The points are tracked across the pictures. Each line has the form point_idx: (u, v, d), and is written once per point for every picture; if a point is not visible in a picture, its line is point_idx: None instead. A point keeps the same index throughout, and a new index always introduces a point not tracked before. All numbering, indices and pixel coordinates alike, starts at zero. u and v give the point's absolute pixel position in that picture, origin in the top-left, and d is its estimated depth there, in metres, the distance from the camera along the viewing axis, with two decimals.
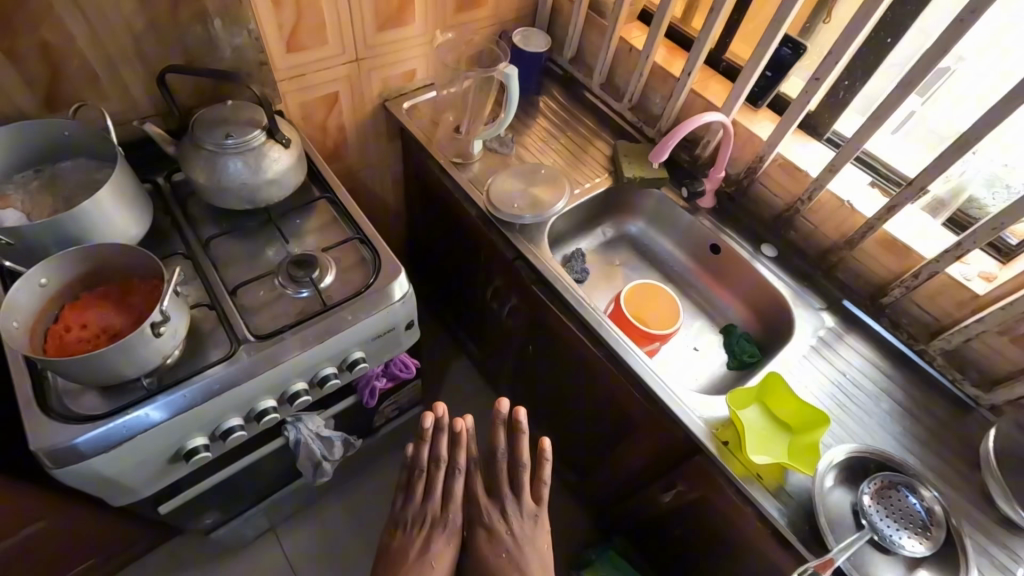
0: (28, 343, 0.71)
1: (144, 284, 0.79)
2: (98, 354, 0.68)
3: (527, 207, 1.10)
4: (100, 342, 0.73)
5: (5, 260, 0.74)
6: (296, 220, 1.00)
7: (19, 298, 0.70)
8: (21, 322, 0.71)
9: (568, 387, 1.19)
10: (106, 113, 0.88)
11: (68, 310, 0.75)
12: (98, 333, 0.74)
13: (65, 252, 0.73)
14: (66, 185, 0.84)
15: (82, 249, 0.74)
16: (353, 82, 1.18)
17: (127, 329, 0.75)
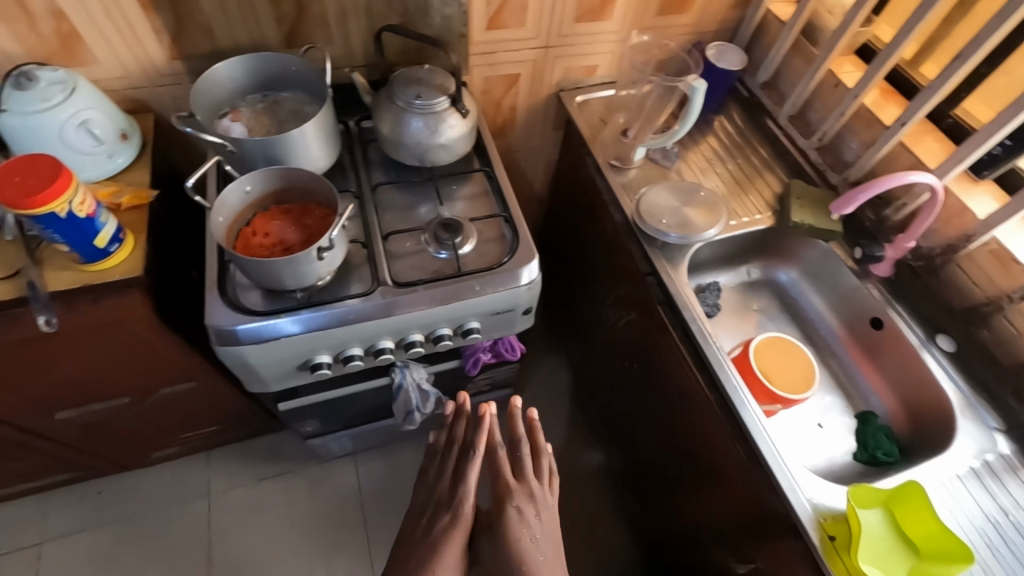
0: (224, 237, 0.84)
1: (319, 211, 0.89)
2: (272, 262, 0.79)
3: (675, 226, 1.05)
4: (275, 251, 0.84)
5: (226, 164, 0.88)
6: (453, 185, 1.06)
7: (228, 199, 0.83)
8: (224, 217, 0.84)
9: (663, 418, 1.14)
10: (327, 56, 0.99)
11: (258, 217, 0.87)
12: (275, 243, 0.85)
13: (269, 168, 0.84)
14: (282, 112, 0.97)
15: (282, 169, 0.85)
16: (537, 67, 1.21)
17: (297, 245, 0.85)
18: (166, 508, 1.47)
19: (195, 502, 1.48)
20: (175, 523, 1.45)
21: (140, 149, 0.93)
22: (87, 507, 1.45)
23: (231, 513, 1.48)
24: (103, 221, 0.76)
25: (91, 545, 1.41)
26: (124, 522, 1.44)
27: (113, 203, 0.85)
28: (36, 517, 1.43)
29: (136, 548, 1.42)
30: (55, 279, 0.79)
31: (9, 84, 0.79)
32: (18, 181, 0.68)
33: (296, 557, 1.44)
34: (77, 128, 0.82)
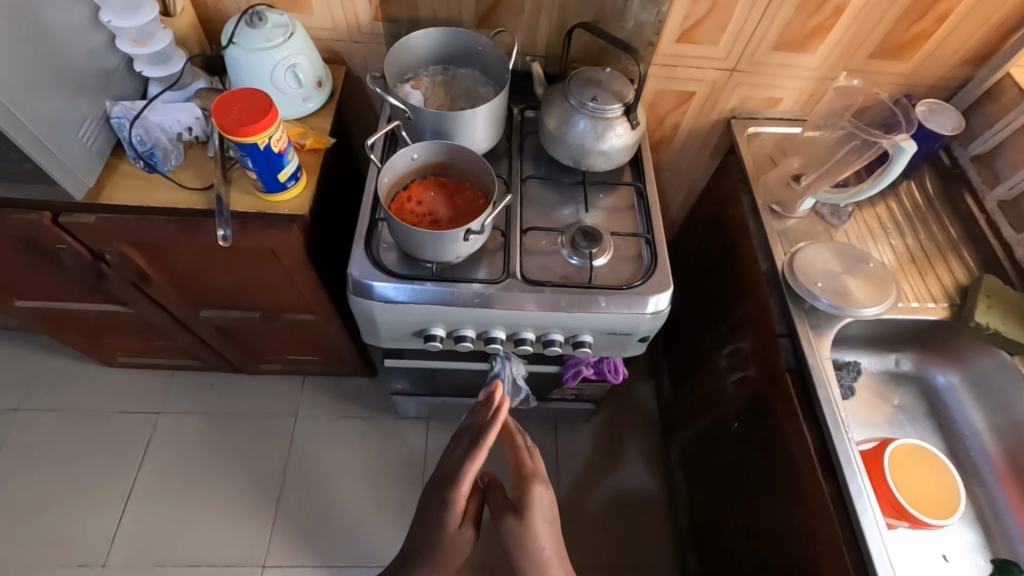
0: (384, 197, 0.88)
1: (471, 193, 0.91)
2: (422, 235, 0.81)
3: (830, 294, 0.95)
4: (423, 221, 0.88)
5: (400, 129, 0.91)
6: (600, 194, 1.04)
7: (397, 163, 0.87)
8: (388, 179, 0.88)
9: (761, 490, 1.05)
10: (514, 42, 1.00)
11: (415, 185, 0.91)
12: (425, 214, 0.89)
13: (439, 142, 0.87)
14: (458, 88, 1.00)
15: (452, 145, 0.87)
16: (716, 89, 1.14)
17: (446, 221, 0.88)
18: (259, 416, 1.63)
19: (284, 419, 1.63)
20: (264, 432, 1.61)
21: (328, 97, 1.00)
22: (198, 395, 1.64)
23: (311, 438, 1.61)
24: (290, 160, 0.83)
25: (195, 429, 1.60)
26: (225, 417, 1.62)
27: (299, 143, 0.92)
28: (160, 390, 1.65)
29: (228, 443, 1.59)
30: (238, 201, 0.88)
31: (244, 20, 0.87)
32: (236, 113, 0.75)
33: (357, 496, 1.54)
34: (286, 71, 0.90)
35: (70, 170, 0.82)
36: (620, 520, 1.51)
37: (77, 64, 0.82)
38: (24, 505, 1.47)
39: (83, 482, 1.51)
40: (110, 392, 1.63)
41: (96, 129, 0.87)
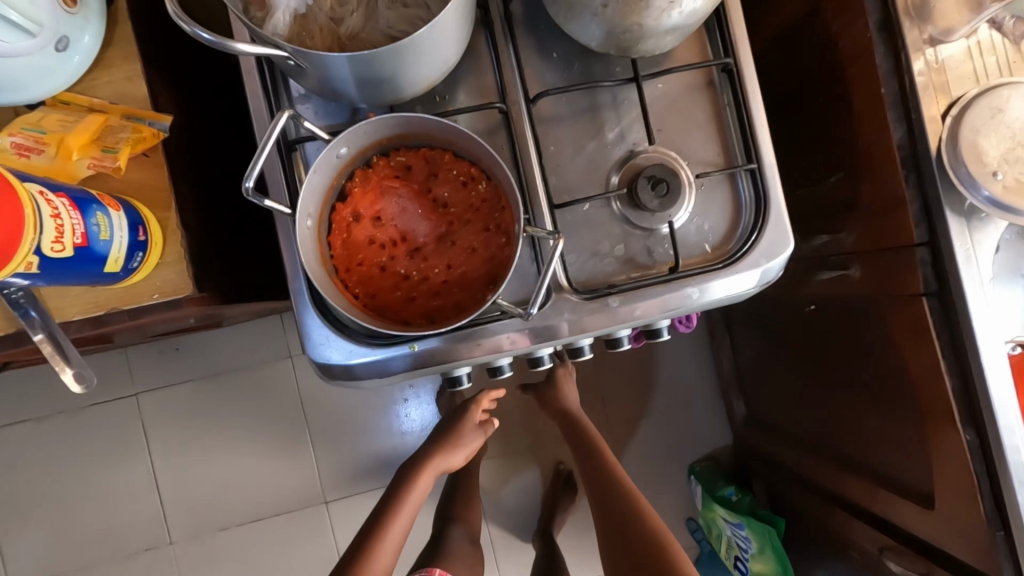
0: (315, 243, 0.49)
1: (456, 170, 0.51)
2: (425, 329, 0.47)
3: (1013, 190, 0.64)
4: (399, 256, 0.51)
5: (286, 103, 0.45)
6: (659, 84, 0.61)
7: (314, 178, 0.46)
8: (312, 214, 0.48)
9: (854, 391, 0.92)
10: None
11: (358, 188, 0.50)
12: (396, 239, 0.52)
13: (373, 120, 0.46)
14: None
15: (403, 119, 0.47)
16: None
17: (433, 248, 0.52)
18: (249, 367, 1.41)
19: (278, 362, 1.42)
20: (262, 382, 1.41)
21: (106, 10, 0.49)
22: (168, 363, 1.39)
23: (314, 373, 1.42)
24: (107, 239, 0.42)
25: (186, 398, 1.40)
26: (211, 378, 1.40)
27: (107, 169, 0.47)
28: (121, 367, 1.39)
29: (229, 402, 1.41)
30: (59, 304, 0.49)
31: None
32: None
33: (388, 417, 1.44)
34: None
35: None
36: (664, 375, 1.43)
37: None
38: (50, 515, 1.38)
39: (97, 479, 1.39)
40: (65, 386, 1.38)
41: None
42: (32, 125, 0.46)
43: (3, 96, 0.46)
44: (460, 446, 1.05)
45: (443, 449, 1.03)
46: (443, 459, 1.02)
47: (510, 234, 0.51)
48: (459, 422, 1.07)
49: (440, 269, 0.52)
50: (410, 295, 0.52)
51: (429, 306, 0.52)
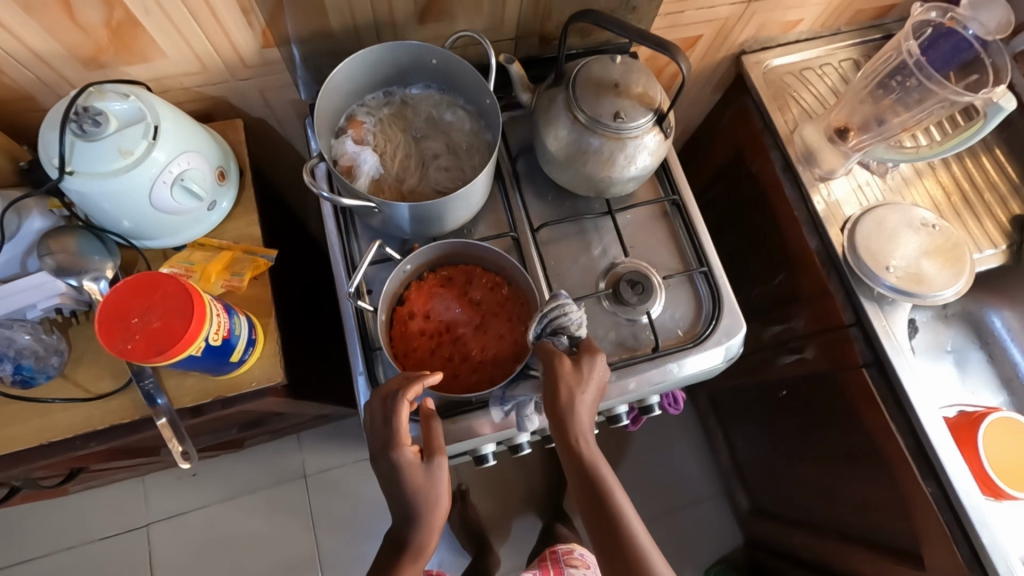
0: (384, 332, 0.68)
1: (487, 279, 0.72)
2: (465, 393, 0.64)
3: (904, 278, 0.84)
4: (443, 342, 0.69)
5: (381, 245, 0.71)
6: (628, 213, 0.82)
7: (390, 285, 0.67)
8: (383, 312, 0.67)
9: (835, 465, 1.01)
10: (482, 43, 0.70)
11: (414, 293, 0.70)
12: (442, 329, 0.70)
13: (420, 251, 0.68)
14: (417, 125, 0.73)
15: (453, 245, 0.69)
16: (727, 24, 0.90)
17: (470, 334, 0.70)
18: (264, 489, 1.44)
19: (293, 483, 1.45)
20: (275, 505, 1.43)
21: (238, 183, 0.69)
22: (186, 489, 1.43)
23: (328, 493, 1.45)
24: (240, 334, 0.57)
25: (198, 526, 1.40)
26: (226, 502, 1.42)
27: (234, 287, 0.63)
28: (139, 496, 1.42)
29: (241, 528, 1.41)
30: (178, 393, 0.62)
31: (69, 128, 0.53)
32: (139, 324, 0.47)
33: None
34: (171, 185, 0.58)
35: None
36: (667, 476, 1.49)
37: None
38: None
39: None
40: (80, 518, 1.38)
41: None
42: (184, 259, 0.64)
43: (164, 240, 0.64)
44: (443, 492, 0.60)
45: (420, 526, 0.60)
46: (431, 534, 0.61)
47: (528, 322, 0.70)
48: (422, 495, 0.60)
49: (475, 351, 0.69)
50: (454, 370, 0.68)
51: (467, 379, 0.68)
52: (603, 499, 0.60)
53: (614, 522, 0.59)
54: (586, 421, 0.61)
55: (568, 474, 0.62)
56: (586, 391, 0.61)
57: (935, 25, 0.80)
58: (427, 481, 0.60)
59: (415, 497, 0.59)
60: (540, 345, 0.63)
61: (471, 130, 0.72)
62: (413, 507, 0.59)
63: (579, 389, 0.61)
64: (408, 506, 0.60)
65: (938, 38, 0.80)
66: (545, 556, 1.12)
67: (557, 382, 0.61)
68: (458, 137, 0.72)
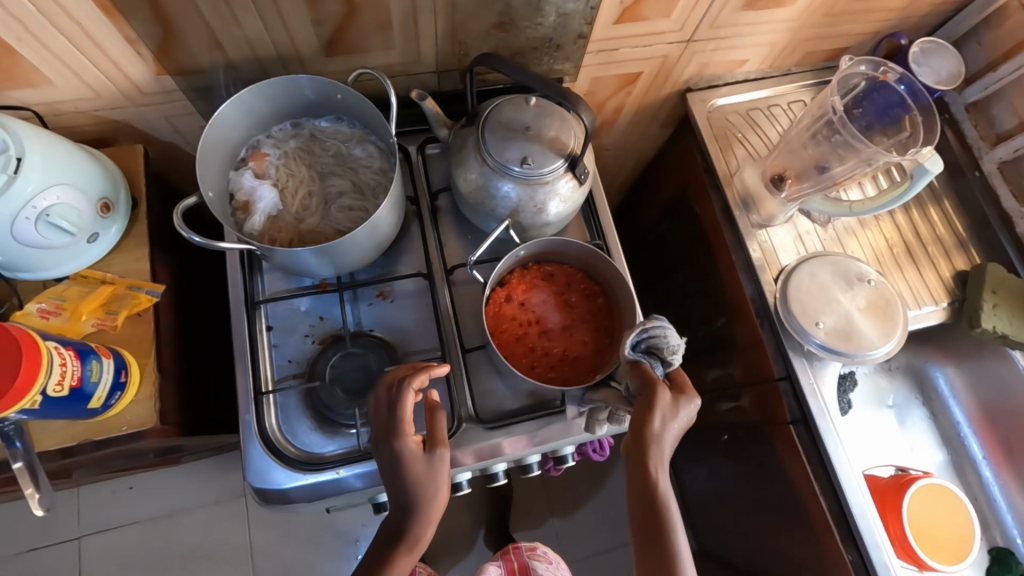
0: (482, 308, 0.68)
1: (586, 285, 0.72)
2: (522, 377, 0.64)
3: (833, 334, 0.81)
4: (531, 333, 0.69)
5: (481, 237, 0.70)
6: None
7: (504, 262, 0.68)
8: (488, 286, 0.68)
9: (769, 520, 0.98)
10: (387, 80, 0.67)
11: (516, 279, 0.71)
12: (533, 321, 0.70)
13: (523, 245, 0.69)
14: (324, 161, 0.70)
15: (561, 242, 0.69)
16: (667, 63, 0.88)
17: (558, 334, 0.70)
18: (202, 506, 1.41)
19: (232, 502, 1.42)
20: (212, 523, 1.40)
21: (129, 214, 0.66)
22: (122, 503, 1.39)
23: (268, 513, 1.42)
24: (97, 381, 0.55)
25: (132, 542, 1.37)
26: (163, 519, 1.39)
27: (107, 326, 0.61)
28: (72, 510, 1.39)
29: (176, 546, 1.38)
30: (43, 435, 0.59)
31: None
32: None
33: (338, 560, 1.40)
34: (35, 222, 0.56)
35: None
36: None
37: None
38: None
39: None
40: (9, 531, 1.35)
41: None
42: (57, 295, 0.61)
43: (39, 273, 0.62)
44: (442, 483, 0.59)
45: (424, 515, 0.59)
46: (429, 525, 0.60)
47: (617, 337, 0.70)
48: (421, 486, 0.58)
49: (558, 350, 0.69)
50: (532, 363, 0.68)
51: (544, 374, 0.68)
52: (662, 533, 0.56)
53: (666, 556, 0.55)
54: (667, 453, 0.56)
55: (632, 497, 0.57)
56: (676, 423, 0.56)
57: (868, 79, 0.80)
58: (428, 472, 0.59)
59: (416, 484, 0.58)
60: (637, 365, 0.58)
61: (379, 168, 0.70)
62: (410, 498, 0.58)
63: (671, 420, 0.55)
64: (409, 494, 0.58)
65: (872, 92, 0.81)
66: (507, 548, 1.02)
67: (649, 412, 0.55)
68: (365, 175, 0.69)
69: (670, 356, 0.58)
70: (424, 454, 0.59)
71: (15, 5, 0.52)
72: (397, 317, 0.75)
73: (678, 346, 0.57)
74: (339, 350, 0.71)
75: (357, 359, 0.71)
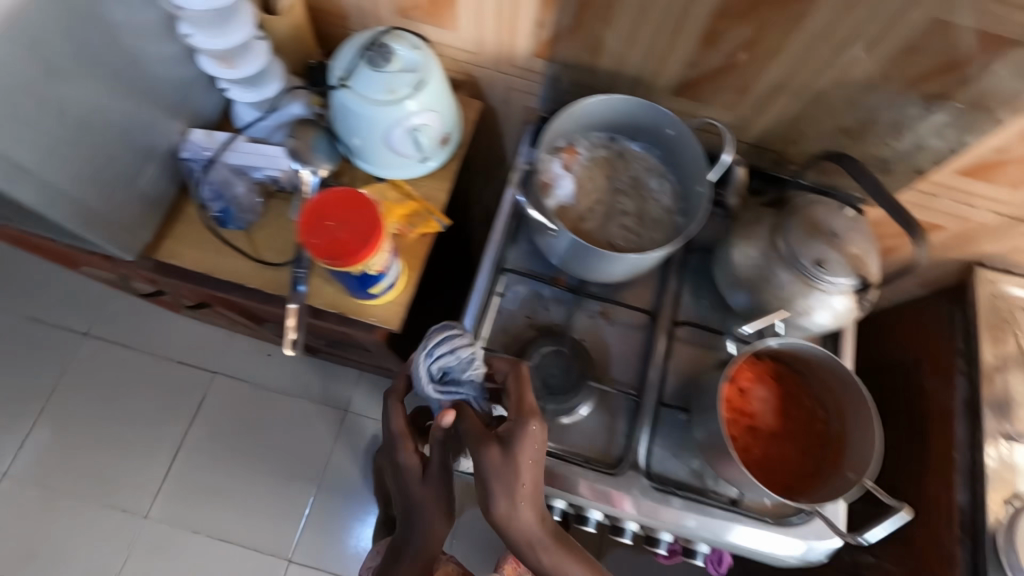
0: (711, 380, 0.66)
1: (811, 404, 0.68)
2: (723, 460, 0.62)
3: None
4: (741, 424, 0.67)
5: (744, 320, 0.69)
6: None
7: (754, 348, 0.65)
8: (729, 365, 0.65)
9: None
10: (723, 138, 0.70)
11: (748, 367, 0.68)
12: (746, 413, 0.67)
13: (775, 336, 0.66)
14: (621, 179, 0.75)
15: (816, 355, 0.65)
16: (976, 229, 0.81)
17: (765, 437, 0.67)
18: (309, 399, 1.54)
19: (332, 411, 1.53)
20: (309, 419, 1.52)
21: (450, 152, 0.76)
22: (253, 363, 1.56)
23: (353, 437, 1.51)
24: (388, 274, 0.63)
25: (245, 399, 1.53)
26: (275, 393, 1.54)
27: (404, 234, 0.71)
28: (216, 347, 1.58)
29: (276, 421, 1.52)
30: (314, 292, 0.69)
31: (364, 55, 0.62)
32: (332, 230, 0.54)
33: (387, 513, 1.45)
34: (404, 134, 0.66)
35: (117, 221, 0.62)
36: None
37: (139, 72, 0.59)
38: (74, 438, 1.46)
39: (133, 426, 1.48)
40: (167, 338, 1.56)
41: (162, 165, 0.67)
42: (380, 192, 0.72)
43: (371, 167, 0.72)
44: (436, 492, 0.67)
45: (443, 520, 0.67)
46: (431, 538, 0.68)
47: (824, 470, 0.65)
48: (417, 496, 0.67)
49: (758, 453, 0.66)
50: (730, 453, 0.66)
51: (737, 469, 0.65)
52: None
53: None
54: (527, 516, 0.60)
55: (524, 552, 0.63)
56: (518, 480, 0.59)
57: None
58: (426, 487, 0.67)
59: (418, 495, 0.67)
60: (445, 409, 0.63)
61: (666, 208, 0.73)
62: (410, 510, 0.68)
63: (512, 475, 0.59)
64: (414, 503, 0.67)
65: None
66: None
67: (483, 476, 0.59)
68: (652, 208, 0.73)
69: (469, 373, 0.64)
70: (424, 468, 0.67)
71: None
72: (608, 340, 0.77)
73: (465, 363, 0.63)
74: (551, 343, 0.74)
75: (562, 359, 0.73)
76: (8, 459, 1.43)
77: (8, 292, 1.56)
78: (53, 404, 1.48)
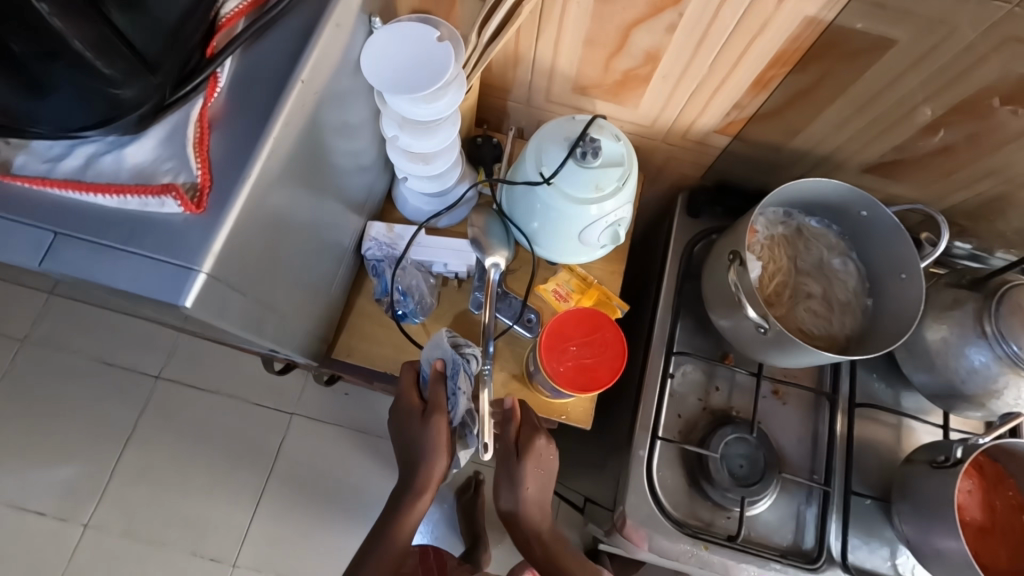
0: (927, 479, 0.64)
1: (1014, 496, 0.66)
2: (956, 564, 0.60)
3: None
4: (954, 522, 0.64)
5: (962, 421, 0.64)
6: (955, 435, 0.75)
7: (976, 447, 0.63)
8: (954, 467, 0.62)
9: None
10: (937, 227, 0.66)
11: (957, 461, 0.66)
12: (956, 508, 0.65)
13: (988, 434, 0.61)
14: (803, 259, 0.72)
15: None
16: None
17: (975, 533, 0.65)
18: (383, 463, 1.18)
19: None
20: None
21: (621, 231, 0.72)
22: None
23: None
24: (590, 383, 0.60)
25: (335, 450, 1.19)
26: None
27: None
28: None
29: (364, 491, 1.17)
30: (501, 390, 0.66)
31: (571, 152, 0.58)
32: (574, 354, 0.58)
33: None
34: (598, 229, 0.62)
35: (310, 331, 0.57)
36: None
37: (344, 175, 0.55)
38: None
39: (222, 477, 1.15)
40: None
41: (344, 259, 0.63)
42: (565, 282, 0.69)
43: (545, 253, 0.68)
44: (447, 435, 0.57)
45: (436, 454, 0.57)
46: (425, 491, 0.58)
47: None
48: (419, 443, 0.58)
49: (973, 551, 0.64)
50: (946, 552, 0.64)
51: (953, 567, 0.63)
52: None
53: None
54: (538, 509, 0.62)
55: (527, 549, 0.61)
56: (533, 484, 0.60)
57: None
58: (423, 442, 0.58)
59: (419, 444, 0.58)
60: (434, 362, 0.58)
61: (853, 289, 0.70)
62: (412, 453, 0.59)
63: (528, 481, 0.60)
64: (416, 442, 0.58)
65: None
66: None
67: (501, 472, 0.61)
68: (839, 290, 0.70)
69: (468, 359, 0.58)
70: (425, 412, 0.59)
71: (702, 59, 0.59)
72: (782, 421, 0.75)
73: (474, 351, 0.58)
74: (734, 430, 0.71)
75: (746, 448, 0.71)
76: (89, 507, 1.11)
77: (66, 330, 1.21)
78: (132, 452, 1.15)
